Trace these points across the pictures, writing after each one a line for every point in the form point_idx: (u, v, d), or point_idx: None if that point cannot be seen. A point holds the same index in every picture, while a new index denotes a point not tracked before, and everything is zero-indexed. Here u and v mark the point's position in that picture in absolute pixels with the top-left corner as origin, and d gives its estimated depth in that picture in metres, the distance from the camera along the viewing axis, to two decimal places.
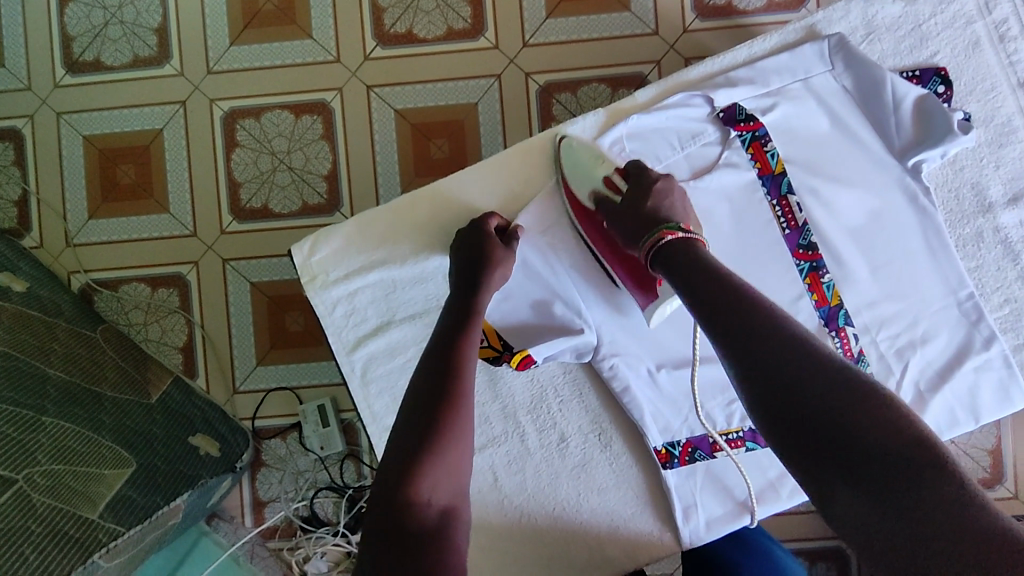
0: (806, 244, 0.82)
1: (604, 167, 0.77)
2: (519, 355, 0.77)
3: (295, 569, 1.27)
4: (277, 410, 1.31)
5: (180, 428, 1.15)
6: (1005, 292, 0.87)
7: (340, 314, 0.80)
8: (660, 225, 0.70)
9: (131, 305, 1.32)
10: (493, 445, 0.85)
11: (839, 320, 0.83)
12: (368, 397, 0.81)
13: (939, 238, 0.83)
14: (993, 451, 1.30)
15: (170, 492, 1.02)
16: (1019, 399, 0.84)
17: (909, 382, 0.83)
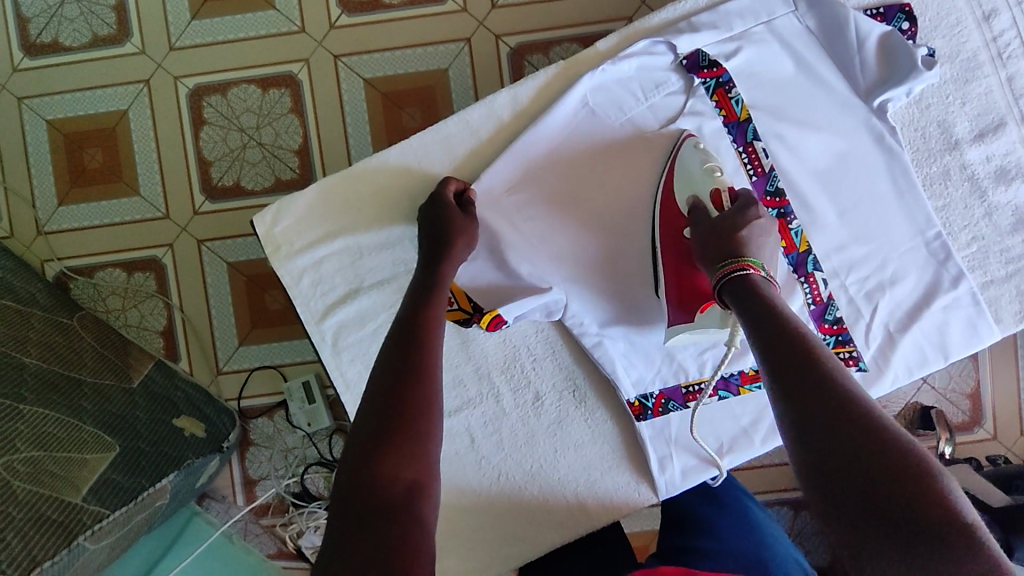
0: (773, 191, 0.82)
1: (715, 180, 0.74)
2: (490, 314, 0.77)
3: (289, 544, 1.29)
4: (262, 389, 1.32)
5: (163, 411, 1.15)
6: (972, 230, 0.87)
7: (307, 284, 0.79)
8: (743, 256, 0.66)
9: (108, 291, 1.30)
10: (470, 407, 0.85)
11: (808, 266, 0.82)
12: (341, 365, 0.80)
13: (906, 178, 0.83)
14: (972, 394, 1.32)
15: (154, 473, 1.02)
16: (987, 335, 0.84)
17: (878, 324, 0.84)
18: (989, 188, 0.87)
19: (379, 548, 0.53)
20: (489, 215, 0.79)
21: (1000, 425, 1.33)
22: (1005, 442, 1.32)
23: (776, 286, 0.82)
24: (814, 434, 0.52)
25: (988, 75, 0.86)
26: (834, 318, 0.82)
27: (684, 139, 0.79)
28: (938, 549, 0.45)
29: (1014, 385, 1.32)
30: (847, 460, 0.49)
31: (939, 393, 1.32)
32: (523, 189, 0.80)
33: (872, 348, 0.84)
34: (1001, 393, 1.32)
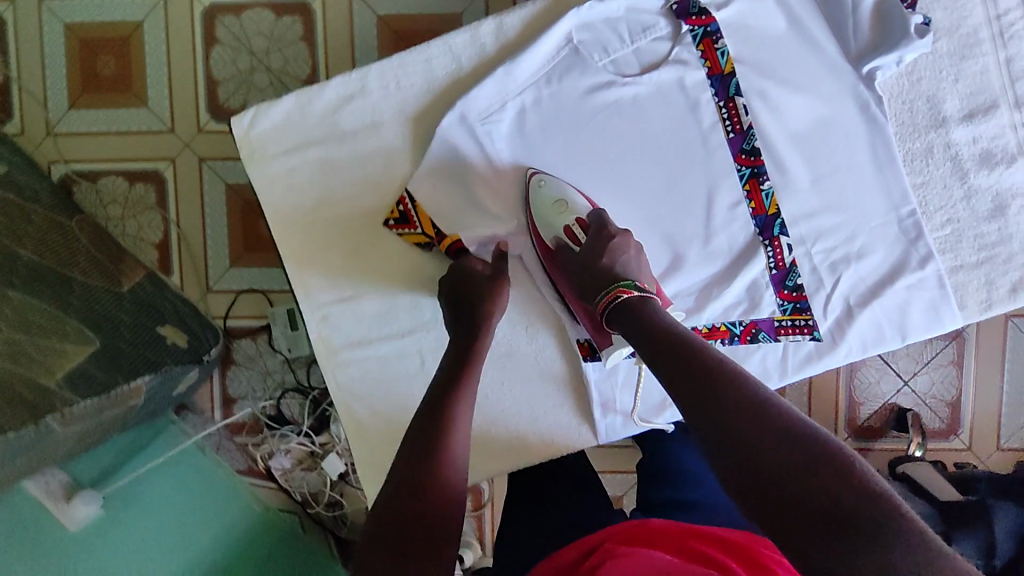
0: (749, 149, 0.83)
1: (565, 215, 0.79)
2: (451, 239, 0.80)
3: (260, 464, 1.33)
4: (248, 312, 1.35)
5: (148, 317, 1.17)
6: (947, 212, 0.86)
7: (277, 191, 0.79)
8: (617, 281, 0.74)
9: (109, 198, 1.33)
10: (426, 331, 0.83)
11: (773, 230, 0.84)
12: (303, 274, 0.80)
13: (887, 151, 0.84)
14: (952, 402, 1.31)
15: (131, 372, 1.04)
16: (948, 320, 0.85)
17: (839, 296, 0.84)
18: (971, 170, 0.86)
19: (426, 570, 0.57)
20: (456, 140, 0.79)
21: (976, 437, 1.32)
22: (980, 455, 1.31)
23: (738, 245, 0.84)
24: (728, 450, 0.58)
25: (986, 53, 0.86)
26: (794, 285, 0.84)
27: (530, 178, 0.80)
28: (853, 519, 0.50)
29: (994, 398, 1.31)
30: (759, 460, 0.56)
31: (918, 398, 1.32)
32: (497, 120, 0.80)
33: (830, 320, 0.84)
34: (980, 404, 1.31)
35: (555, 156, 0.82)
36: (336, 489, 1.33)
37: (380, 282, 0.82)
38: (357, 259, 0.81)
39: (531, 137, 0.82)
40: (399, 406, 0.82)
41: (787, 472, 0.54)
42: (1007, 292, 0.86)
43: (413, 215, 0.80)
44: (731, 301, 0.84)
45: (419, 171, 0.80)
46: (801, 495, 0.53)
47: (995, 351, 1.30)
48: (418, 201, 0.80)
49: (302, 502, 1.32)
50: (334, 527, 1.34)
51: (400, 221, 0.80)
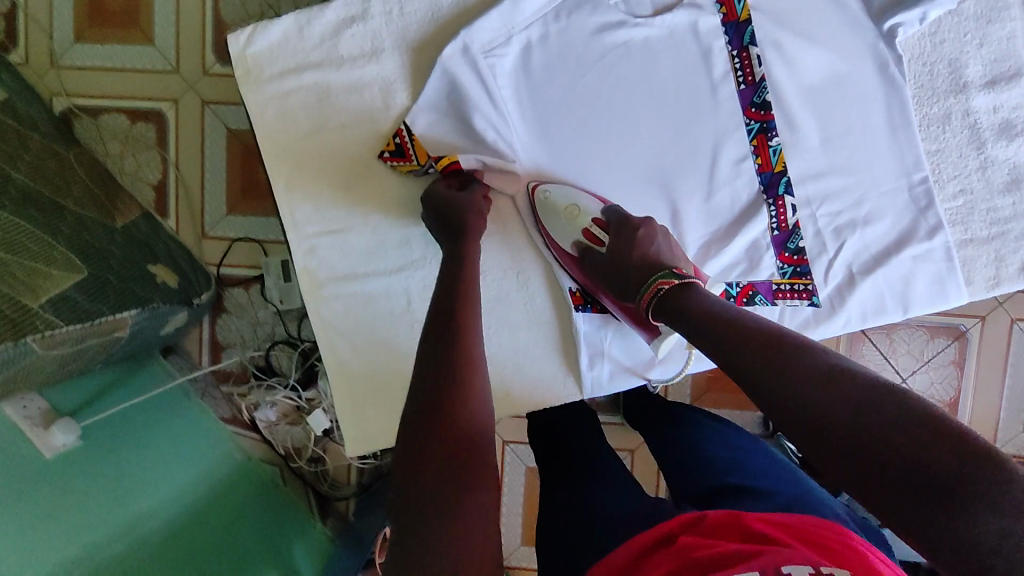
0: (759, 103, 0.82)
1: (581, 218, 0.79)
2: (448, 159, 0.77)
3: (243, 413, 1.34)
4: (242, 261, 1.33)
5: (140, 254, 1.16)
6: (961, 182, 0.84)
7: (271, 114, 0.77)
8: (655, 275, 0.71)
9: (109, 135, 1.31)
10: (415, 268, 0.81)
11: (779, 188, 0.83)
12: (291, 202, 0.78)
13: (902, 115, 0.82)
14: (951, 402, 1.28)
15: (118, 304, 1.03)
16: (952, 295, 0.83)
17: (841, 263, 0.83)
18: (989, 140, 0.84)
19: (472, 509, 0.53)
20: (457, 68, 0.77)
21: None
22: None
23: (742, 203, 0.83)
24: (807, 434, 0.55)
25: (1012, 20, 0.83)
26: (795, 248, 0.83)
27: (534, 192, 0.81)
28: (948, 481, 0.47)
29: (993, 401, 1.28)
30: (839, 441, 0.53)
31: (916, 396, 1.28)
32: (502, 53, 0.78)
33: (830, 286, 0.83)
34: (979, 406, 1.28)
35: (559, 95, 0.80)
36: (319, 446, 1.36)
37: (370, 216, 0.80)
38: (349, 191, 0.79)
39: (536, 74, 0.80)
40: (380, 344, 0.80)
41: (872, 447, 0.51)
42: (1015, 270, 0.84)
43: (409, 148, 0.78)
44: (729, 261, 0.83)
45: (418, 102, 0.78)
46: (891, 468, 0.50)
47: (997, 353, 1.27)
48: (414, 133, 0.78)
49: (284, 456, 1.35)
50: (315, 482, 1.37)
51: (395, 153, 0.78)
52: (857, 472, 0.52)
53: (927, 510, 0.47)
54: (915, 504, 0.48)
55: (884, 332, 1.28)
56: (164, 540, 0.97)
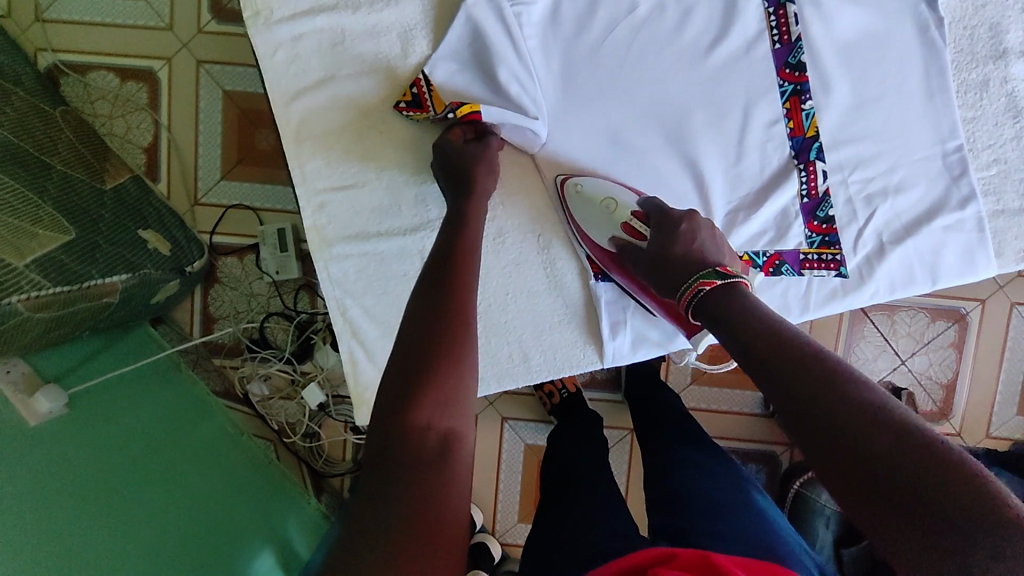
0: (794, 64, 0.79)
1: (620, 211, 0.78)
2: (469, 107, 0.73)
3: (236, 386, 1.31)
4: (236, 229, 1.29)
5: (130, 219, 1.11)
6: (996, 151, 0.83)
7: (282, 60, 0.74)
8: (697, 274, 0.68)
9: (97, 95, 1.25)
10: (432, 229, 0.78)
11: (810, 153, 0.81)
12: (302, 153, 0.75)
13: (940, 80, 0.80)
14: (948, 385, 1.28)
15: (107, 268, 0.99)
16: (982, 266, 0.82)
17: (871, 231, 0.82)
18: None
19: (441, 496, 0.50)
20: (481, 16, 0.73)
21: (968, 423, 1.29)
22: (970, 442, 1.28)
23: (773, 168, 0.82)
24: (803, 427, 0.53)
25: None
26: (825, 216, 0.82)
27: (564, 184, 0.80)
28: (937, 503, 0.44)
29: (990, 386, 1.28)
30: (832, 439, 0.50)
31: (915, 378, 1.28)
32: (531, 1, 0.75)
33: (858, 256, 0.82)
34: (976, 390, 1.28)
35: (589, 49, 0.77)
36: (314, 421, 1.34)
37: (384, 171, 0.77)
38: (363, 145, 0.76)
39: (565, 27, 0.77)
40: (393, 305, 0.78)
41: (863, 451, 0.48)
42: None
43: (426, 98, 0.74)
44: (756, 230, 0.82)
45: (436, 52, 0.74)
46: (878, 475, 0.47)
47: (996, 338, 1.27)
48: (433, 83, 0.74)
49: (278, 431, 1.32)
50: (308, 458, 1.34)
51: (412, 104, 0.75)
52: (843, 474, 0.49)
53: (906, 528, 0.44)
54: (894, 519, 0.45)
55: (886, 314, 1.27)
56: (156, 517, 0.94)
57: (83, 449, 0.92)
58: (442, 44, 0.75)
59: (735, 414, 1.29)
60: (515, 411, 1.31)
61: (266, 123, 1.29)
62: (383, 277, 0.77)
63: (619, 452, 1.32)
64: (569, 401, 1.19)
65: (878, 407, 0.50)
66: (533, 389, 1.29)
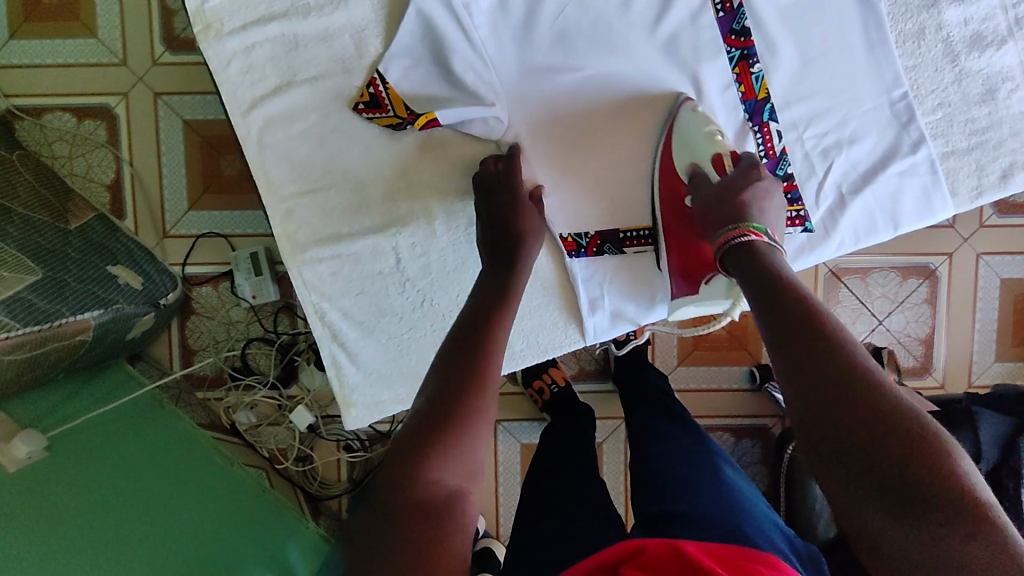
0: (739, 30, 0.81)
1: (716, 145, 0.76)
2: (425, 117, 0.73)
3: (223, 417, 1.30)
4: (208, 257, 1.28)
5: (97, 256, 1.10)
6: (939, 95, 0.84)
7: (237, 71, 0.74)
8: (744, 221, 0.68)
9: (55, 136, 1.24)
10: (404, 224, 0.78)
11: (764, 114, 0.84)
12: (265, 163, 0.75)
13: (879, 31, 0.82)
14: (927, 340, 1.31)
15: (77, 306, 0.97)
16: (939, 206, 0.85)
17: (830, 183, 0.85)
18: (963, 53, 0.84)
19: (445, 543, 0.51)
20: (431, 10, 0.74)
21: (950, 375, 1.32)
22: (954, 391, 1.31)
23: (730, 138, 0.84)
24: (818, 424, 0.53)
25: None
26: (784, 174, 0.85)
27: (681, 104, 0.81)
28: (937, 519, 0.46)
29: (966, 337, 1.31)
30: (839, 444, 0.51)
31: (894, 337, 1.31)
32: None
33: (820, 209, 0.85)
34: (954, 342, 1.31)
35: (539, 35, 0.79)
36: (305, 443, 1.33)
37: (349, 173, 0.77)
38: (325, 149, 0.76)
39: (513, 13, 0.77)
40: (372, 306, 0.79)
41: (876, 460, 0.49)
42: (997, 179, 0.86)
43: (384, 98, 0.75)
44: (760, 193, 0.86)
45: (391, 49, 0.74)
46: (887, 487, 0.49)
47: (967, 289, 1.30)
48: (390, 83, 0.75)
49: (269, 458, 1.31)
50: (303, 482, 1.33)
51: (371, 104, 0.75)
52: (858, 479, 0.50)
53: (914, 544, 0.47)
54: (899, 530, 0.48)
55: (860, 277, 1.30)
56: (154, 550, 0.92)
57: (71, 490, 0.91)
58: (392, 42, 0.75)
59: (725, 391, 1.31)
60: (507, 413, 1.31)
61: (229, 149, 1.28)
62: (360, 281, 0.78)
63: (615, 441, 1.33)
64: (559, 395, 1.20)
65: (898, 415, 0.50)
66: (522, 387, 1.29)
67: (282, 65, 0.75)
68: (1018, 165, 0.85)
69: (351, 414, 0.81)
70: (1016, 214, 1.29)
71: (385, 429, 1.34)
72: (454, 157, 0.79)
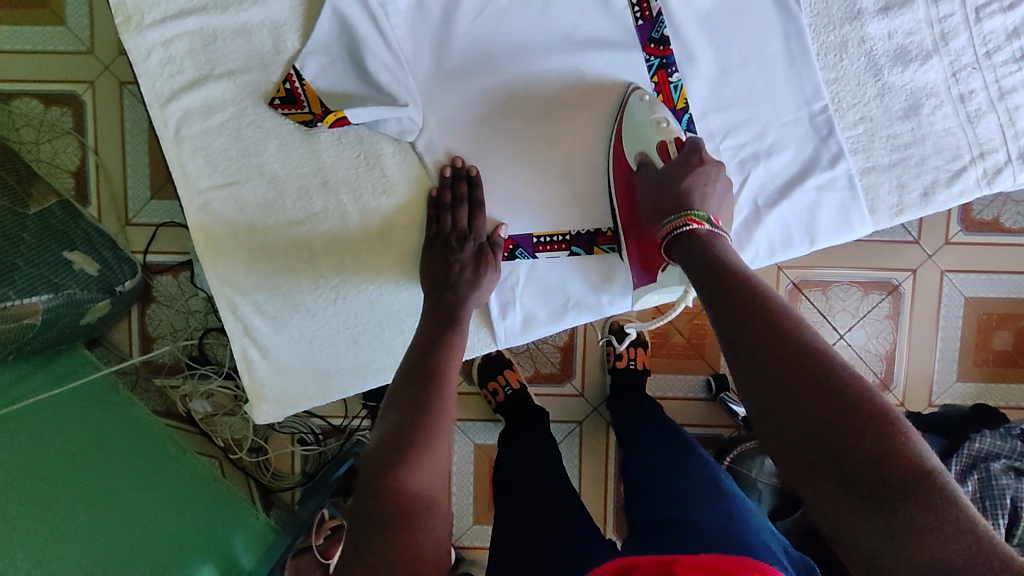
0: (657, 38, 0.82)
1: (660, 133, 0.78)
2: (335, 116, 0.75)
3: (178, 405, 1.31)
4: (168, 247, 1.30)
5: (54, 241, 1.09)
6: (860, 109, 0.86)
7: (156, 63, 0.75)
8: (686, 210, 0.70)
9: (23, 121, 1.25)
10: (318, 220, 0.79)
11: (683, 123, 0.85)
12: (182, 155, 0.76)
13: (799, 44, 0.84)
14: (888, 356, 1.30)
15: (24, 290, 0.95)
16: (857, 221, 0.87)
17: (747, 196, 0.86)
18: (885, 67, 0.86)
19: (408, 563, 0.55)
20: (346, 9, 0.74)
21: (910, 392, 1.30)
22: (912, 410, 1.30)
23: None
24: (783, 425, 0.54)
25: None
26: None
27: (631, 94, 0.82)
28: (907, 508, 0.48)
29: (928, 355, 1.30)
30: (808, 445, 0.52)
31: (854, 352, 1.30)
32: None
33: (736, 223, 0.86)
34: (914, 359, 1.30)
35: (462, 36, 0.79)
36: (260, 435, 1.34)
37: (268, 168, 0.78)
38: (244, 142, 0.77)
39: (431, 15, 0.78)
40: (285, 300, 0.79)
41: (845, 456, 0.50)
42: (918, 197, 0.87)
43: (300, 94, 0.76)
44: (745, 219, 0.86)
45: (307, 46, 0.76)
46: (860, 480, 0.50)
47: (929, 306, 1.29)
48: (306, 80, 0.76)
49: (223, 448, 1.31)
50: (256, 472, 1.33)
51: (286, 100, 0.77)
52: (831, 477, 0.51)
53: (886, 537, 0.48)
54: (869, 522, 0.49)
55: (821, 290, 1.28)
56: (98, 539, 0.91)
57: (23, 468, 0.89)
58: (308, 40, 0.76)
59: (677, 400, 1.31)
60: (460, 413, 1.31)
61: None
62: (271, 277, 0.78)
63: (569, 446, 1.32)
64: (513, 397, 1.20)
65: (861, 407, 0.51)
66: (477, 387, 1.28)
67: (203, 58, 0.76)
68: (940, 183, 0.87)
69: (265, 413, 0.80)
70: (982, 232, 1.27)
71: (339, 424, 1.36)
72: (370, 154, 0.80)
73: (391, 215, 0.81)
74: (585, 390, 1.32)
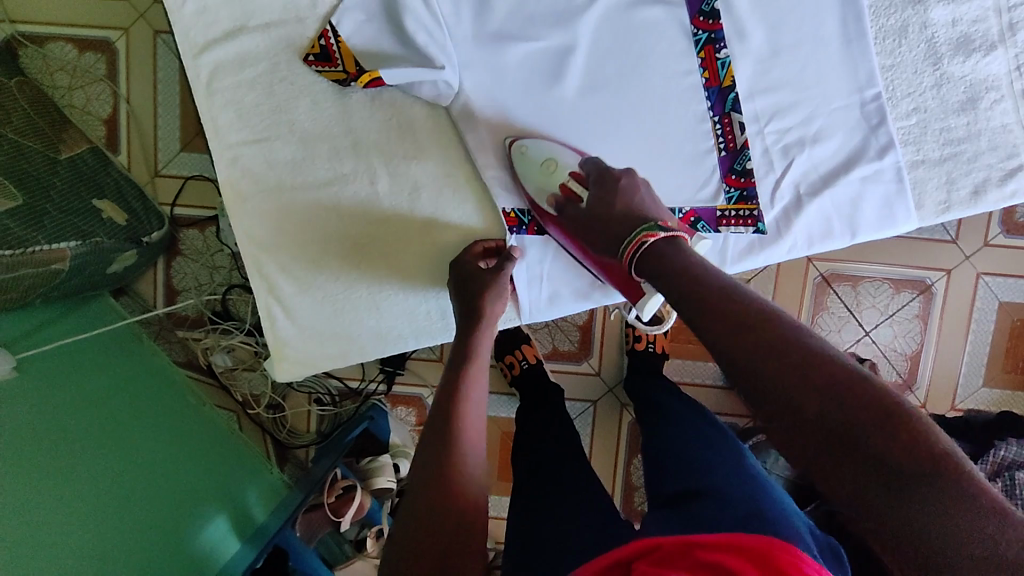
0: (707, 12, 0.81)
1: (558, 174, 0.78)
2: (370, 75, 0.73)
3: (199, 357, 1.31)
4: (196, 201, 1.31)
5: (85, 189, 1.10)
6: (915, 99, 0.83)
7: (192, 12, 0.74)
8: (641, 227, 0.69)
9: (56, 65, 1.24)
10: (347, 182, 0.79)
11: (728, 103, 0.82)
12: (212, 108, 0.75)
13: (857, 26, 0.81)
14: (913, 357, 1.27)
15: (54, 235, 0.96)
16: (900, 215, 0.84)
17: (789, 182, 0.83)
18: (946, 56, 0.83)
19: None
20: None
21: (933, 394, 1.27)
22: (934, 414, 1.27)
23: (686, 124, 0.83)
24: (798, 436, 0.52)
25: None
26: (741, 169, 0.83)
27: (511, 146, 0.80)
28: (934, 499, 0.46)
29: (954, 358, 1.26)
30: (823, 452, 0.50)
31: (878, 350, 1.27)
32: None
33: (774, 209, 0.83)
34: (940, 362, 1.26)
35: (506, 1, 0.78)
36: (278, 393, 1.35)
37: (299, 126, 0.77)
38: (275, 99, 0.76)
39: None
40: (309, 261, 0.78)
41: (864, 458, 0.49)
42: (966, 195, 0.84)
43: (335, 52, 0.75)
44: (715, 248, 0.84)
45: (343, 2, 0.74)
46: (881, 478, 0.48)
47: (961, 309, 1.25)
48: (341, 37, 0.75)
49: (241, 403, 1.33)
50: (272, 429, 1.35)
51: (321, 57, 0.76)
52: (851, 479, 0.49)
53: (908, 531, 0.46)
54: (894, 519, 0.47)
55: (851, 285, 1.25)
56: (119, 482, 0.93)
57: (50, 407, 0.90)
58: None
59: (693, 386, 1.29)
60: None
61: None
62: (298, 237, 0.78)
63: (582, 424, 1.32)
64: (529, 372, 1.19)
65: (870, 403, 0.50)
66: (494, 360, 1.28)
67: (238, 10, 0.75)
68: (991, 183, 0.84)
69: (290, 372, 0.81)
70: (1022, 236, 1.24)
71: (355, 386, 1.37)
72: (402, 119, 0.80)
73: (422, 183, 0.81)
74: (601, 370, 1.31)
